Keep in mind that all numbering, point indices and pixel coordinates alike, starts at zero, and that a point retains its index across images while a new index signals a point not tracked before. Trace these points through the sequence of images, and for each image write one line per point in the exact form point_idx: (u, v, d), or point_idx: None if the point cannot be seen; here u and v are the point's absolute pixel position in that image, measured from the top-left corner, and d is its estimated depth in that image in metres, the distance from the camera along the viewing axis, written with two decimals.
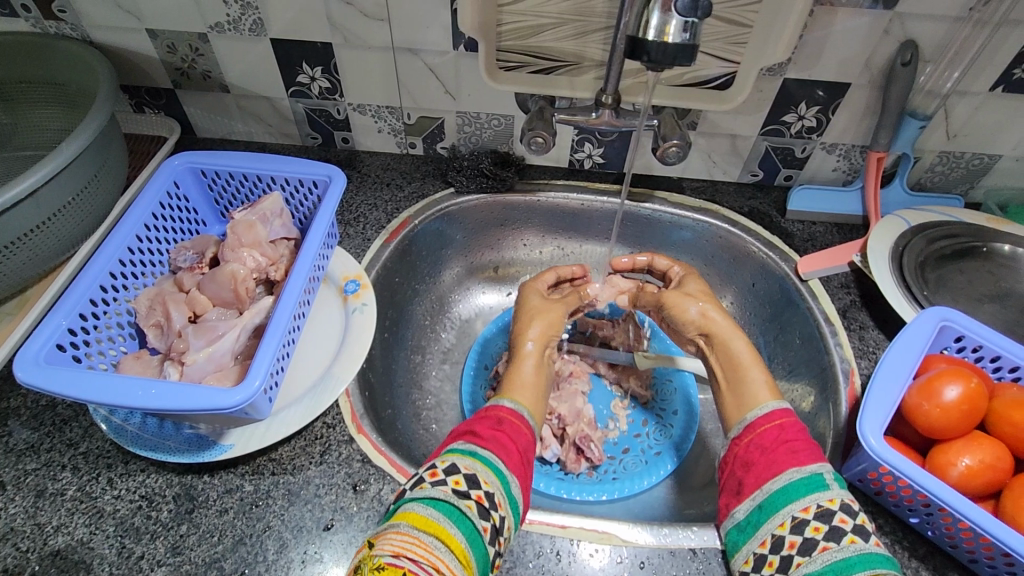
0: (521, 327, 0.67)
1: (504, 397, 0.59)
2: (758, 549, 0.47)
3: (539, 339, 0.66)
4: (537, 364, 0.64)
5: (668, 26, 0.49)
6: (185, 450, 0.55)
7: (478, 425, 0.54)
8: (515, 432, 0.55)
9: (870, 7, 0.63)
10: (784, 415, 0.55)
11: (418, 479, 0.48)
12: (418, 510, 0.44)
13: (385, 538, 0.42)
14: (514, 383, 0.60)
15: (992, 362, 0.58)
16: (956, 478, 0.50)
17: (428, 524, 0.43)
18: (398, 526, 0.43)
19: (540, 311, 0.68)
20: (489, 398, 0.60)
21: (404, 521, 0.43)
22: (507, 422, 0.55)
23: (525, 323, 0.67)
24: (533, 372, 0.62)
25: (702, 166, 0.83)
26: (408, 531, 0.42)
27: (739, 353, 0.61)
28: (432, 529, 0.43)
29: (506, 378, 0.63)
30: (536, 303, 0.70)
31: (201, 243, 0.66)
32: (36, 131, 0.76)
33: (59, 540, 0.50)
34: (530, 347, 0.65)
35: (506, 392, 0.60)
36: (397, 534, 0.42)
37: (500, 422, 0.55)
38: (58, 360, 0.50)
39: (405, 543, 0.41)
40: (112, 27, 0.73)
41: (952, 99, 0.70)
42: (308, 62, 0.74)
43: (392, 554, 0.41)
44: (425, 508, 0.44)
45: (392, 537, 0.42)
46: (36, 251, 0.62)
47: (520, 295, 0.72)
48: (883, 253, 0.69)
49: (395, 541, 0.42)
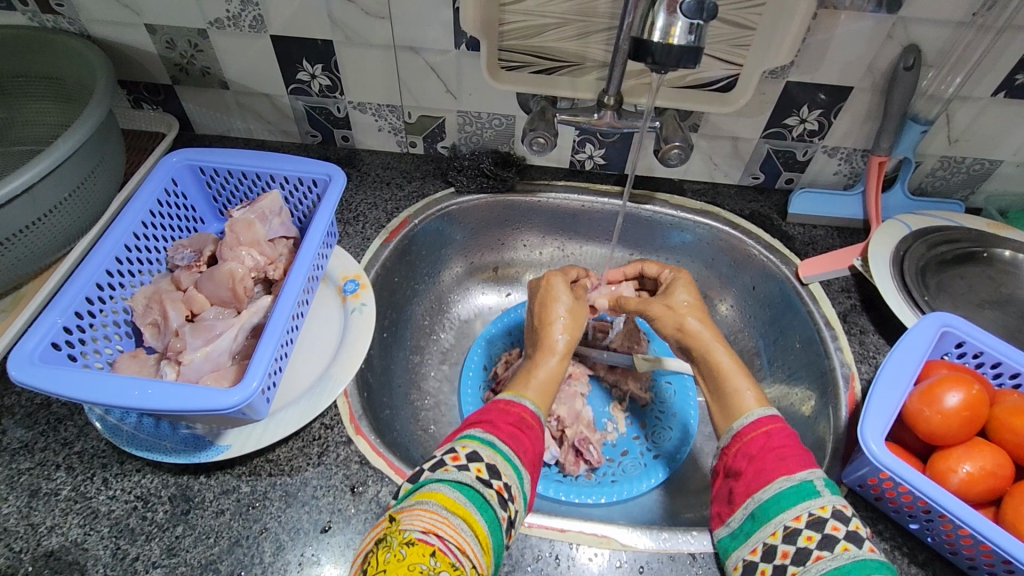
0: (551, 325, 0.65)
1: (525, 397, 0.57)
2: (749, 556, 0.48)
3: (568, 346, 0.63)
4: (559, 364, 0.62)
5: (674, 27, 0.49)
6: (182, 451, 0.54)
7: (499, 419, 0.53)
8: (533, 436, 0.54)
9: (873, 11, 0.62)
10: (771, 422, 0.54)
11: (440, 462, 0.47)
12: (445, 491, 0.44)
13: (414, 515, 0.41)
14: (530, 382, 0.59)
15: (992, 368, 0.58)
16: (957, 485, 0.50)
17: (455, 506, 0.43)
18: (426, 504, 0.42)
19: (570, 318, 0.65)
20: (506, 392, 0.58)
21: (432, 500, 0.43)
22: (528, 424, 0.54)
23: (550, 320, 0.65)
24: (552, 376, 0.61)
25: (703, 167, 0.83)
26: (437, 510, 0.42)
27: (722, 362, 0.60)
28: (460, 512, 0.42)
29: (522, 376, 0.61)
30: (567, 305, 0.66)
31: (199, 242, 0.65)
32: (32, 126, 0.75)
33: (53, 540, 0.50)
34: (558, 355, 0.62)
35: (523, 391, 0.58)
36: (425, 511, 0.42)
37: (521, 420, 0.54)
38: (52, 359, 0.50)
39: (435, 521, 0.41)
40: (110, 22, 0.72)
41: (954, 104, 0.70)
42: (308, 59, 0.74)
43: (423, 531, 0.40)
44: (452, 490, 0.44)
45: (421, 514, 0.41)
46: (30, 248, 0.62)
47: (546, 281, 0.68)
48: (884, 258, 0.69)
49: (425, 518, 0.41)
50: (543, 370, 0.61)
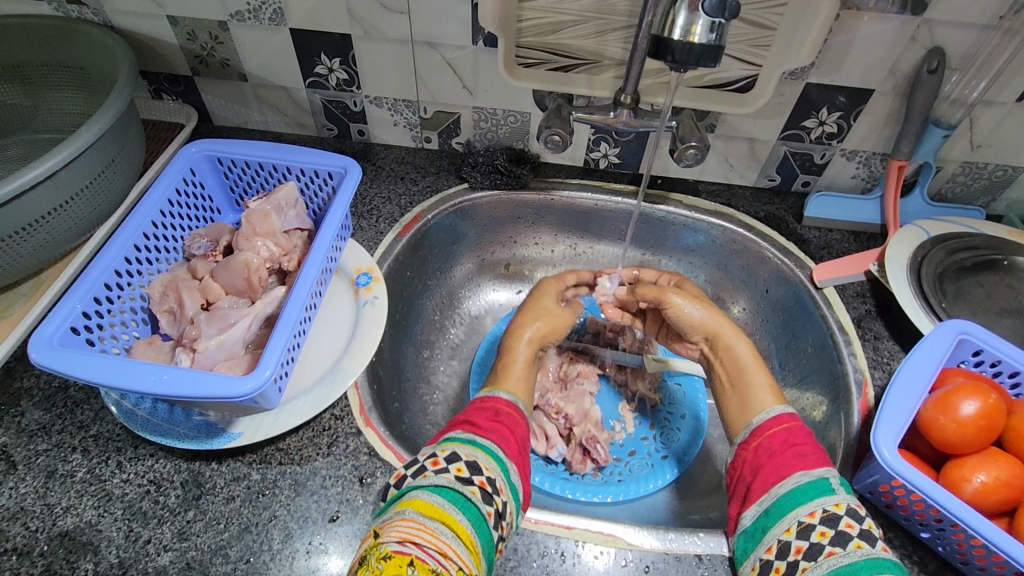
0: (518, 321, 0.66)
1: (500, 389, 0.58)
2: (764, 555, 0.46)
3: (533, 338, 0.64)
4: (529, 360, 0.62)
5: (695, 25, 0.48)
6: (195, 437, 0.55)
7: (476, 416, 0.54)
8: (513, 424, 0.55)
9: (897, 12, 0.61)
10: (791, 420, 0.54)
11: (420, 468, 0.47)
12: (423, 497, 0.44)
13: (392, 526, 0.42)
14: (509, 374, 0.60)
15: (1010, 377, 0.57)
16: (971, 494, 0.49)
17: (434, 510, 0.43)
18: (404, 513, 0.43)
19: (551, 313, 0.67)
20: (482, 390, 0.59)
21: (409, 508, 0.43)
22: (505, 414, 0.55)
23: (528, 313, 0.67)
24: (524, 362, 0.62)
25: (719, 168, 0.83)
26: (414, 518, 0.42)
27: (744, 358, 0.61)
28: (437, 515, 0.43)
29: (498, 369, 0.61)
30: (545, 301, 0.69)
31: (215, 231, 0.67)
32: (56, 114, 0.77)
33: (69, 521, 0.51)
34: (524, 341, 0.63)
35: (501, 384, 0.59)
36: (403, 521, 0.42)
37: (498, 413, 0.55)
38: (71, 343, 0.50)
39: (411, 530, 0.41)
40: (134, 13, 0.74)
41: (977, 109, 0.69)
42: (326, 53, 0.74)
43: (398, 541, 0.40)
44: (430, 495, 0.44)
45: (398, 524, 0.42)
46: (51, 235, 0.63)
47: (541, 290, 0.71)
48: (901, 262, 0.68)
49: (401, 528, 0.41)
50: (516, 363, 0.62)
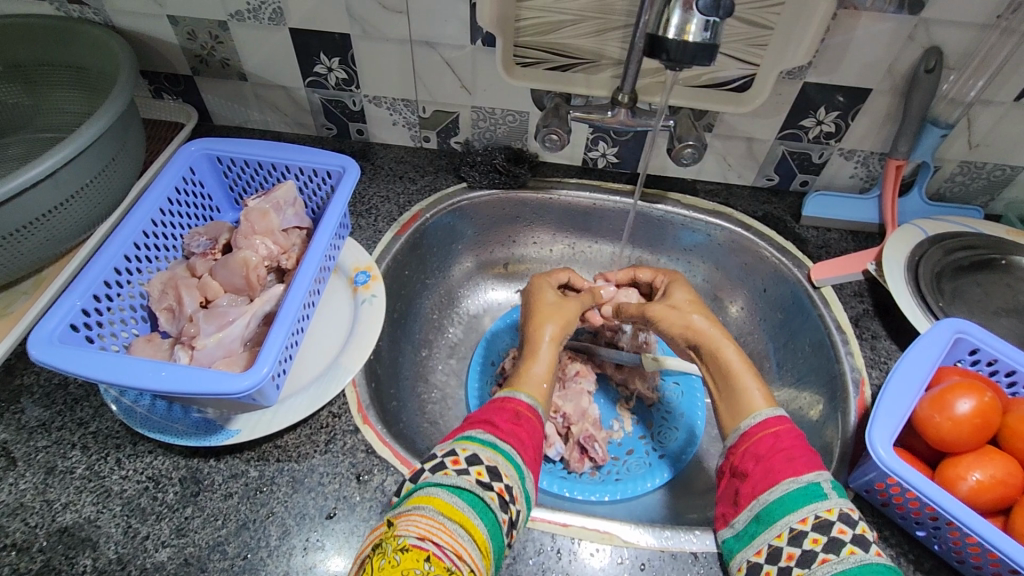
0: (536, 321, 0.66)
1: (520, 391, 0.57)
2: (754, 558, 0.47)
3: (555, 335, 0.65)
4: (549, 365, 0.62)
5: (689, 24, 0.49)
6: (192, 434, 0.55)
7: (497, 417, 0.53)
8: (532, 429, 0.54)
9: (895, 12, 0.62)
10: (779, 423, 0.54)
11: (440, 464, 0.47)
12: (443, 496, 0.44)
13: (410, 520, 0.42)
14: (526, 377, 0.60)
15: (1007, 376, 0.57)
16: (966, 492, 0.49)
17: (453, 511, 0.43)
18: (423, 509, 0.43)
19: (557, 307, 0.68)
20: (501, 390, 0.58)
21: (430, 505, 0.43)
22: (524, 418, 0.54)
23: (539, 310, 0.68)
24: (546, 365, 0.62)
25: (717, 168, 0.83)
26: (434, 516, 0.42)
27: (731, 362, 0.60)
28: (457, 517, 0.43)
29: (517, 371, 0.61)
30: (552, 300, 0.69)
31: (214, 230, 0.67)
32: (57, 113, 0.78)
33: (68, 517, 0.51)
34: (547, 341, 0.64)
35: (519, 386, 0.59)
36: (422, 517, 0.42)
37: (518, 416, 0.54)
38: (71, 339, 0.51)
39: (431, 527, 0.41)
40: (135, 13, 0.74)
41: (975, 108, 0.69)
42: (326, 53, 0.75)
43: (417, 537, 0.40)
44: (450, 495, 0.44)
45: (417, 519, 0.42)
46: (51, 233, 0.63)
47: (534, 290, 0.71)
48: (899, 262, 0.68)
49: (421, 524, 0.41)
50: (537, 367, 0.61)
